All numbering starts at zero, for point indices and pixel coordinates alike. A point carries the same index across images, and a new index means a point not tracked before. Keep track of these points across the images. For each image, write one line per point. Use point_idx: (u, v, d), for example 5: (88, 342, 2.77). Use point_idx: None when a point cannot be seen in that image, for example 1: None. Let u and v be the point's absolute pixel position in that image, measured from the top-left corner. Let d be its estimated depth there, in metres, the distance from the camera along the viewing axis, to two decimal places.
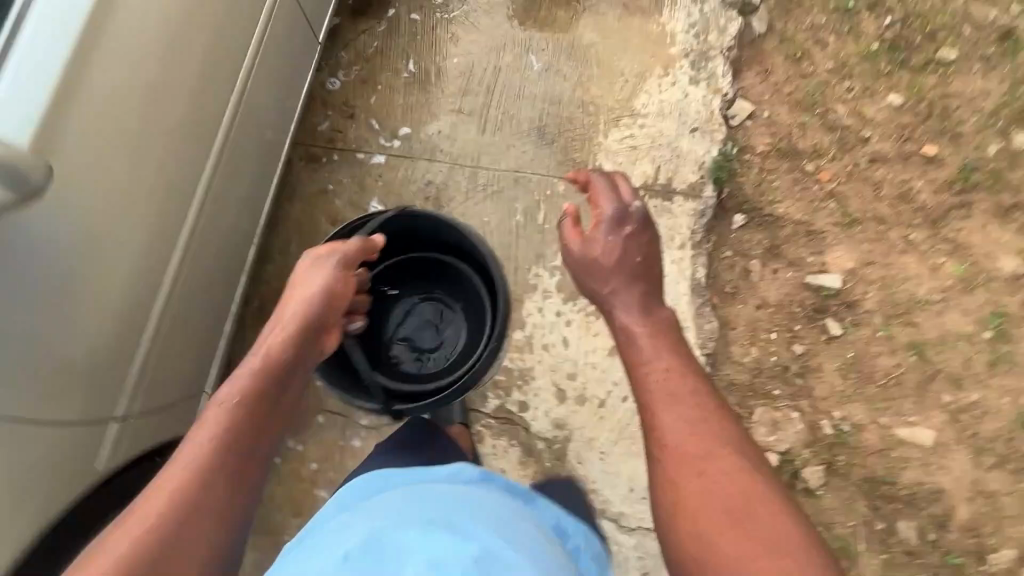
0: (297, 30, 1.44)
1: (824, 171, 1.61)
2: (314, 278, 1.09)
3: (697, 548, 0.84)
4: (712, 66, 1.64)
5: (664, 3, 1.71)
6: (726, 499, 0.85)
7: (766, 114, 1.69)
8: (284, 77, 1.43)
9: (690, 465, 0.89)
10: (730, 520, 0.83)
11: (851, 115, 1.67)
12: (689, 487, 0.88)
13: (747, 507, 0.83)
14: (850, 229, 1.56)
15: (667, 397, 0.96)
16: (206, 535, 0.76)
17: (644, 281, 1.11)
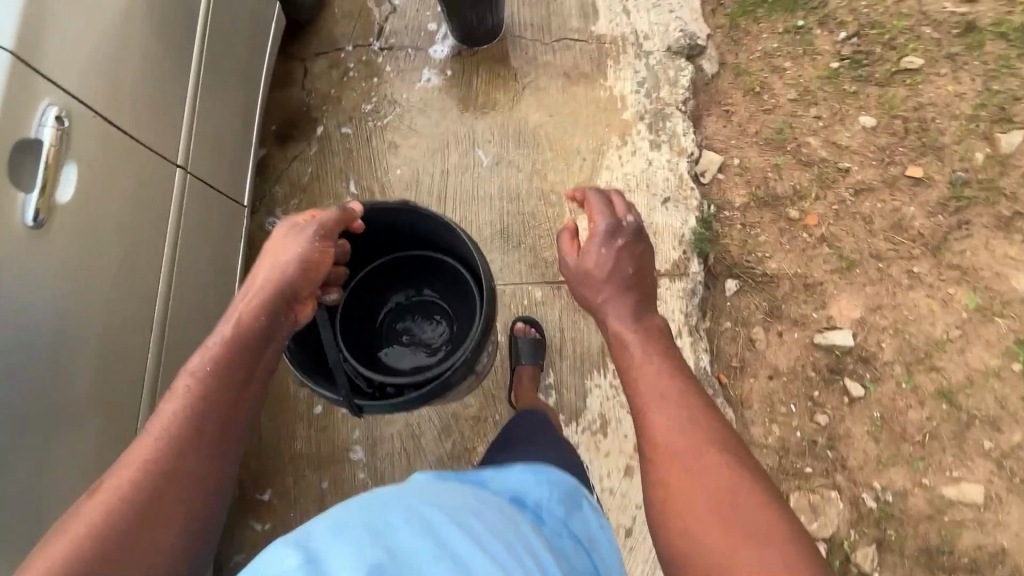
0: (222, 152, 1.35)
1: (810, 215, 1.51)
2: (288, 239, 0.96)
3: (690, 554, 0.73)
4: (671, 124, 1.53)
5: (607, 64, 1.59)
6: (715, 495, 0.75)
7: (736, 161, 1.58)
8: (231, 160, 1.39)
9: (677, 463, 0.79)
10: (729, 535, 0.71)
11: (826, 145, 1.57)
12: (682, 494, 0.77)
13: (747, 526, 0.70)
14: (849, 274, 1.45)
15: (656, 398, 0.87)
16: (176, 512, 0.75)
17: (636, 292, 1.03)
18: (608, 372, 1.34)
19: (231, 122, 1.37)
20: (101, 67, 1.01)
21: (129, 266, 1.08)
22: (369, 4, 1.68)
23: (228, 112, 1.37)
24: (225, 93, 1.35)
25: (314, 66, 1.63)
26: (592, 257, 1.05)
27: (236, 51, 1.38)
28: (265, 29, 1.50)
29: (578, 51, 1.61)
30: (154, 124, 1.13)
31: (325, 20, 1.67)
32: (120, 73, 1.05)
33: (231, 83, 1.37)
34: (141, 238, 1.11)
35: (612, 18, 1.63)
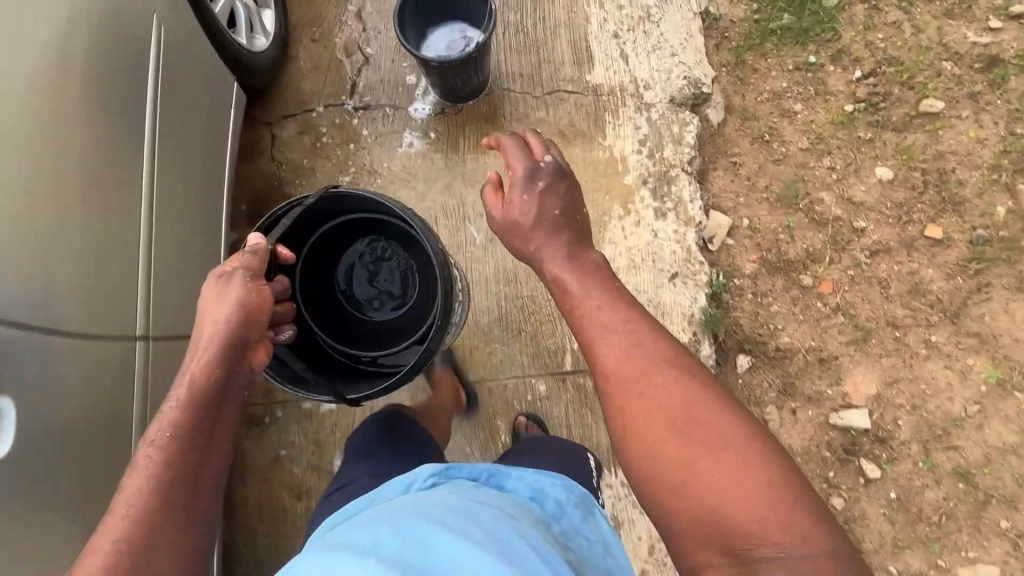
0: (189, 222, 1.21)
1: (824, 281, 1.43)
2: (224, 292, 0.86)
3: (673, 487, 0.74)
4: (677, 189, 1.41)
5: (605, 119, 1.46)
6: (667, 412, 0.78)
7: (746, 222, 1.48)
8: (202, 176, 1.25)
9: (628, 387, 0.82)
10: (719, 470, 0.72)
11: (840, 201, 1.47)
12: (667, 439, 0.76)
13: (741, 458, 0.72)
14: (865, 345, 1.39)
15: (600, 329, 0.89)
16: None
17: (569, 229, 1.03)
18: (619, 471, 1.29)
19: (195, 185, 1.23)
20: (41, 132, 0.89)
21: (101, 348, 0.99)
22: (338, 56, 1.52)
23: (194, 180, 1.22)
24: (186, 154, 1.19)
25: (282, 132, 1.48)
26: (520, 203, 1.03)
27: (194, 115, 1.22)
28: (225, 92, 1.31)
29: (572, 104, 1.47)
30: (110, 193, 1.00)
31: (291, 76, 1.51)
32: (64, 137, 0.92)
33: (191, 144, 1.21)
34: (105, 325, 0.99)
35: (609, 65, 1.48)
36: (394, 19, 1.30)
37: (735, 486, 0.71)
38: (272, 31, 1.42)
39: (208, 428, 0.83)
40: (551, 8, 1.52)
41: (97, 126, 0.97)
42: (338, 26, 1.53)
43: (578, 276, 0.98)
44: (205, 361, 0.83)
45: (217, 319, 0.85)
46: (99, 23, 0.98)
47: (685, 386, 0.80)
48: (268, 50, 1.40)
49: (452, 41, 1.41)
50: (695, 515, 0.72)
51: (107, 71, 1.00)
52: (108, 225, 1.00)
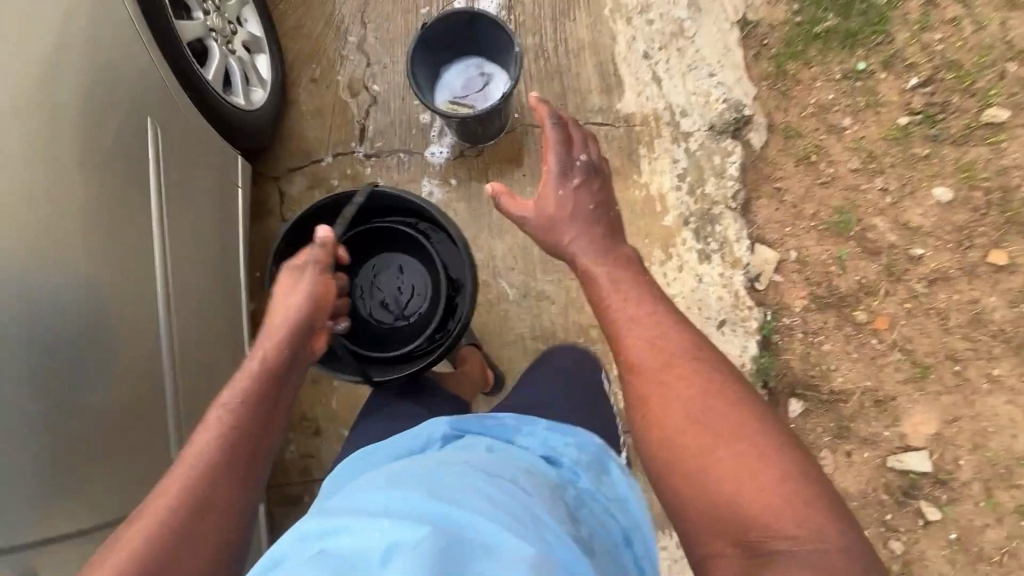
0: (206, 291, 1.13)
1: (879, 316, 1.35)
2: (294, 283, 0.98)
3: (690, 481, 0.71)
4: (721, 228, 1.31)
5: (640, 152, 1.34)
6: (689, 404, 0.75)
7: (794, 254, 1.39)
8: (218, 183, 1.17)
9: (650, 378, 0.79)
10: (734, 460, 0.69)
11: (895, 227, 1.37)
12: (684, 423, 0.74)
13: (761, 454, 0.68)
14: (924, 382, 1.33)
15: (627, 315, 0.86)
16: (215, 533, 0.77)
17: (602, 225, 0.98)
18: None
19: (211, 248, 1.15)
20: (44, 147, 0.84)
21: (124, 364, 0.94)
22: (343, 96, 1.39)
23: (212, 248, 1.15)
24: (201, 209, 1.12)
25: (290, 186, 1.36)
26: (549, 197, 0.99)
27: (206, 175, 1.13)
28: (233, 162, 1.22)
29: (603, 137, 1.35)
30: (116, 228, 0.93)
31: (294, 123, 1.38)
32: (70, 159, 0.87)
33: (207, 203, 1.13)
34: (121, 378, 0.93)
35: (640, 91, 1.35)
36: (404, 72, 1.17)
37: (750, 477, 0.67)
38: (268, 80, 1.28)
39: (269, 402, 0.91)
40: (573, 29, 1.37)
41: (100, 141, 0.91)
42: (340, 62, 1.40)
43: (608, 266, 0.94)
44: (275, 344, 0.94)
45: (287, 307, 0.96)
46: (104, 39, 0.93)
47: (716, 379, 0.76)
48: (267, 103, 1.27)
49: (469, 79, 1.27)
50: (716, 504, 0.68)
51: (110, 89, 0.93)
52: (116, 267, 0.93)
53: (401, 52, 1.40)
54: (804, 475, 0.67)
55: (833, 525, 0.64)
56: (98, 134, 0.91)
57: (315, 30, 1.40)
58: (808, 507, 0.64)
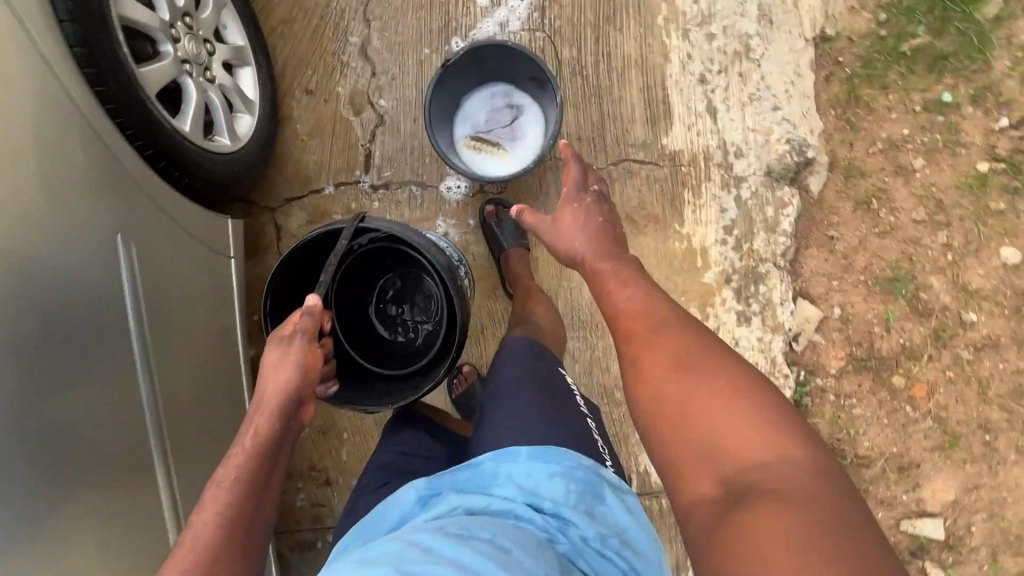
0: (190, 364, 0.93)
1: (917, 382, 1.28)
2: (285, 352, 0.77)
3: (675, 436, 0.67)
4: (766, 289, 1.19)
5: (684, 197, 1.18)
6: (673, 356, 0.71)
7: (837, 311, 1.28)
8: (190, 215, 0.95)
9: (641, 340, 0.76)
10: (709, 404, 0.66)
11: (951, 288, 1.26)
12: (680, 385, 0.69)
13: (739, 398, 0.65)
14: (951, 451, 1.29)
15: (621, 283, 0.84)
16: None
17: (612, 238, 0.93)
18: None
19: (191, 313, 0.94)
20: None
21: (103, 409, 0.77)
22: (344, 112, 1.19)
23: (196, 314, 0.95)
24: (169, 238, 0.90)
25: (288, 220, 1.21)
26: (564, 219, 0.94)
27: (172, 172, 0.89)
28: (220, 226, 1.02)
29: (645, 177, 1.18)
30: (37, 186, 0.71)
31: (288, 143, 1.20)
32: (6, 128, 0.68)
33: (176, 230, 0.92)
34: (84, 432, 0.74)
35: (691, 125, 1.16)
36: (421, 118, 1.01)
37: (722, 417, 0.64)
38: (255, 102, 1.07)
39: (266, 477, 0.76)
40: (618, 41, 1.15)
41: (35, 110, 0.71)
42: (339, 70, 1.18)
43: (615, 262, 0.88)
44: (264, 423, 0.75)
45: (277, 381, 0.75)
46: None
47: (709, 350, 0.72)
48: (255, 132, 1.05)
49: (494, 111, 1.09)
50: (702, 454, 0.64)
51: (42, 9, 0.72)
52: (58, 268, 0.73)
53: (412, 59, 1.18)
54: (778, 409, 0.64)
55: (801, 461, 0.60)
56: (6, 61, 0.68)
57: (308, 28, 1.17)
58: (776, 443, 0.61)
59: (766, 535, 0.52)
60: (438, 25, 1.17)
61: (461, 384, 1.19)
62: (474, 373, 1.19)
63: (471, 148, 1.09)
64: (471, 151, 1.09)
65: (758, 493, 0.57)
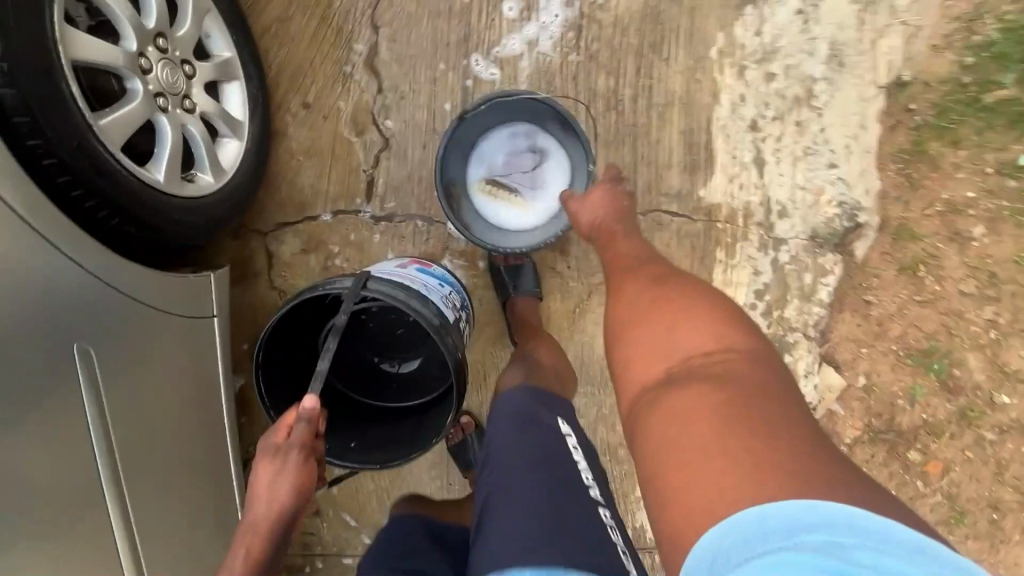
0: (171, 447, 0.81)
1: (933, 459, 1.22)
2: (281, 466, 0.72)
3: (646, 353, 0.69)
4: (792, 360, 1.11)
5: (716, 255, 1.07)
6: (648, 289, 0.75)
7: (862, 380, 1.20)
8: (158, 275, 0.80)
9: (623, 272, 0.81)
10: (665, 319, 0.70)
11: (987, 367, 1.18)
12: (645, 308, 0.73)
13: (686, 309, 0.70)
14: (956, 527, 1.25)
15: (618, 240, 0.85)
16: None
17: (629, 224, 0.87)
18: None
19: (171, 394, 0.81)
20: None
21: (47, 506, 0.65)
22: (346, 132, 1.05)
23: (181, 393, 0.83)
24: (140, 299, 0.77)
25: (280, 247, 1.10)
26: (576, 212, 0.89)
27: (142, 215, 0.74)
28: (204, 284, 0.88)
29: (675, 230, 1.06)
30: None
31: (281, 161, 1.07)
32: None
33: (144, 286, 0.78)
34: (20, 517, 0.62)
35: (734, 177, 1.03)
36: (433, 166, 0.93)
37: (689, 335, 0.67)
38: (242, 123, 0.92)
39: None
40: (663, 74, 1.00)
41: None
42: (341, 82, 1.04)
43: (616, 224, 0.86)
44: (260, 541, 0.72)
45: (271, 497, 0.72)
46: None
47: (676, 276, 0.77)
48: (240, 159, 0.92)
49: (515, 154, 0.99)
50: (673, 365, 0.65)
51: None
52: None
53: (424, 76, 1.03)
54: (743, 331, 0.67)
55: (742, 352, 0.64)
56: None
57: (307, 29, 1.02)
58: (718, 336, 0.66)
59: (691, 416, 0.57)
60: (457, 38, 1.02)
61: (457, 436, 1.12)
62: (473, 423, 1.14)
63: (486, 192, 0.99)
64: (488, 196, 0.99)
65: (692, 378, 0.62)
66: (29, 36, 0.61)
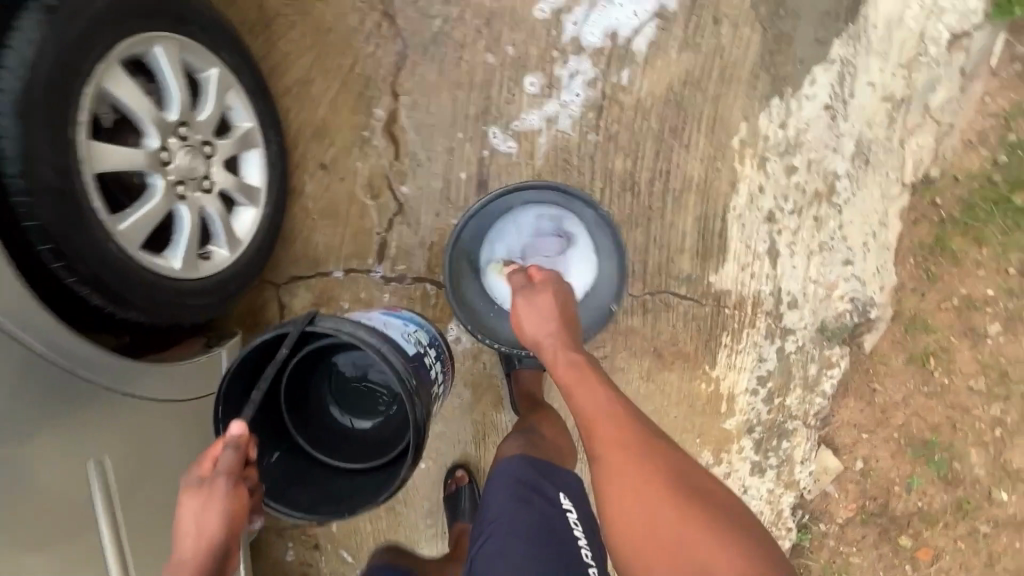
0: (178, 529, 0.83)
1: (923, 546, 1.21)
2: (207, 500, 0.55)
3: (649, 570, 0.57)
4: (788, 445, 1.12)
5: (722, 340, 1.06)
6: (645, 475, 0.61)
7: (859, 466, 1.19)
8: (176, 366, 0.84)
9: (607, 434, 0.65)
10: (659, 522, 0.58)
11: (988, 462, 1.17)
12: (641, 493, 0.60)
13: (693, 506, 0.58)
14: None
15: (581, 377, 0.71)
16: None
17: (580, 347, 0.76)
18: None
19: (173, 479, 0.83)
20: None
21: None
22: (361, 194, 1.06)
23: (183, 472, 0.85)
24: (145, 386, 0.79)
25: (289, 299, 1.10)
26: (521, 317, 0.78)
27: (149, 304, 0.75)
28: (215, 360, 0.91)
29: (682, 313, 1.05)
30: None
31: (295, 217, 1.07)
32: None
33: (146, 373, 0.80)
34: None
35: (746, 266, 1.02)
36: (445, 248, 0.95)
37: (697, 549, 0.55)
38: (259, 190, 0.92)
39: None
40: (682, 159, 0.99)
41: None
42: (359, 145, 1.04)
43: (581, 356, 0.74)
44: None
45: (198, 535, 0.54)
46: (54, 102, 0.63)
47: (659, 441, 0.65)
48: (256, 230, 0.92)
49: (541, 235, 0.99)
50: None
51: (5, 102, 0.60)
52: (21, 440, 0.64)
53: (440, 146, 1.03)
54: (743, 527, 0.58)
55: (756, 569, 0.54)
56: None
57: (328, 91, 1.02)
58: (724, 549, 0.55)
59: None
60: (476, 110, 1.01)
61: (454, 485, 1.15)
62: (468, 477, 1.15)
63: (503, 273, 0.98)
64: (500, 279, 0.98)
65: None
66: (49, 145, 0.63)
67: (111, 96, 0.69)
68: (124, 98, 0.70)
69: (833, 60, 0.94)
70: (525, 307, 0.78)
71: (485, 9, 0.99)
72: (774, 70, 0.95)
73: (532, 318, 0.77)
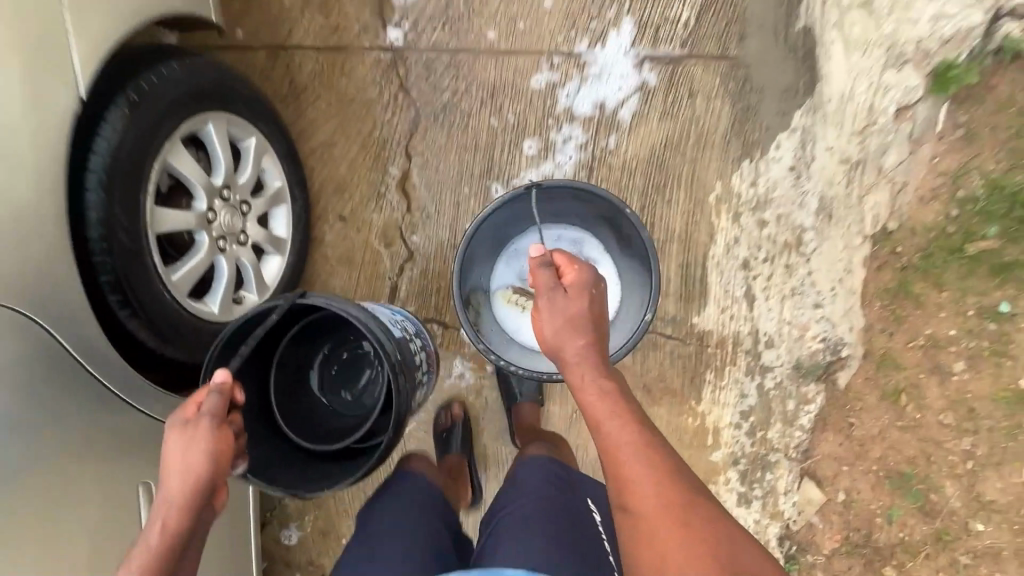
0: None
1: None
2: (194, 434, 0.62)
3: None
4: (772, 476, 1.18)
5: (706, 378, 1.16)
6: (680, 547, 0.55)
7: (841, 497, 1.25)
8: None
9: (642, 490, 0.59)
10: None
11: (962, 494, 1.19)
12: (676, 559, 0.54)
13: None
14: None
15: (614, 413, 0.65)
16: None
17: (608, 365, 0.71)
18: None
19: None
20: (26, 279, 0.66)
21: None
22: (375, 243, 1.17)
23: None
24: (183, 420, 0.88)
25: None
26: (544, 324, 0.72)
27: (193, 344, 0.85)
28: None
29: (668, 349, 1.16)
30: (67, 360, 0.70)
31: (315, 263, 1.18)
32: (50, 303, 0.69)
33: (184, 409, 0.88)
34: None
35: (726, 309, 1.13)
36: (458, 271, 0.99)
37: None
38: (285, 240, 1.03)
39: None
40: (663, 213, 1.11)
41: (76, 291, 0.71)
42: (375, 200, 1.16)
43: (611, 381, 0.68)
44: (178, 523, 0.59)
45: (184, 467, 0.60)
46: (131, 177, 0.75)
47: (699, 496, 0.59)
48: (282, 277, 1.03)
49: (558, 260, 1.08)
50: None
51: (92, 179, 0.72)
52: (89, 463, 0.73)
53: (448, 201, 1.15)
54: None
55: None
56: (37, 218, 0.67)
57: (349, 153, 1.15)
58: None
59: None
60: (480, 169, 1.13)
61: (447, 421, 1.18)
62: (463, 414, 1.19)
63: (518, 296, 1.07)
64: (510, 306, 1.08)
65: None
66: (126, 214, 0.75)
67: (172, 168, 0.81)
68: (183, 170, 0.82)
69: (794, 127, 1.10)
70: (552, 318, 0.72)
71: (488, 82, 1.12)
72: (745, 136, 1.11)
73: (558, 330, 0.71)
